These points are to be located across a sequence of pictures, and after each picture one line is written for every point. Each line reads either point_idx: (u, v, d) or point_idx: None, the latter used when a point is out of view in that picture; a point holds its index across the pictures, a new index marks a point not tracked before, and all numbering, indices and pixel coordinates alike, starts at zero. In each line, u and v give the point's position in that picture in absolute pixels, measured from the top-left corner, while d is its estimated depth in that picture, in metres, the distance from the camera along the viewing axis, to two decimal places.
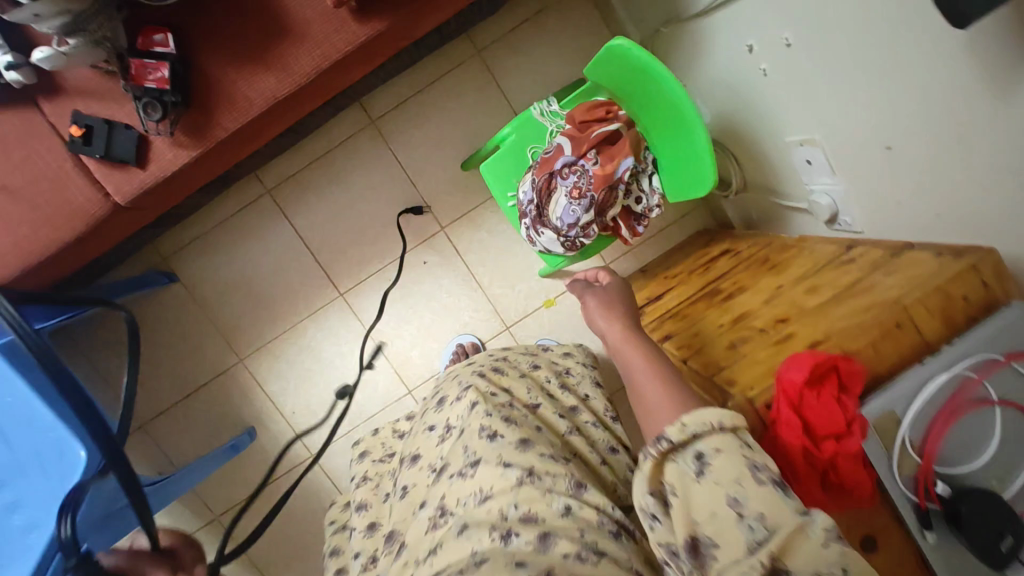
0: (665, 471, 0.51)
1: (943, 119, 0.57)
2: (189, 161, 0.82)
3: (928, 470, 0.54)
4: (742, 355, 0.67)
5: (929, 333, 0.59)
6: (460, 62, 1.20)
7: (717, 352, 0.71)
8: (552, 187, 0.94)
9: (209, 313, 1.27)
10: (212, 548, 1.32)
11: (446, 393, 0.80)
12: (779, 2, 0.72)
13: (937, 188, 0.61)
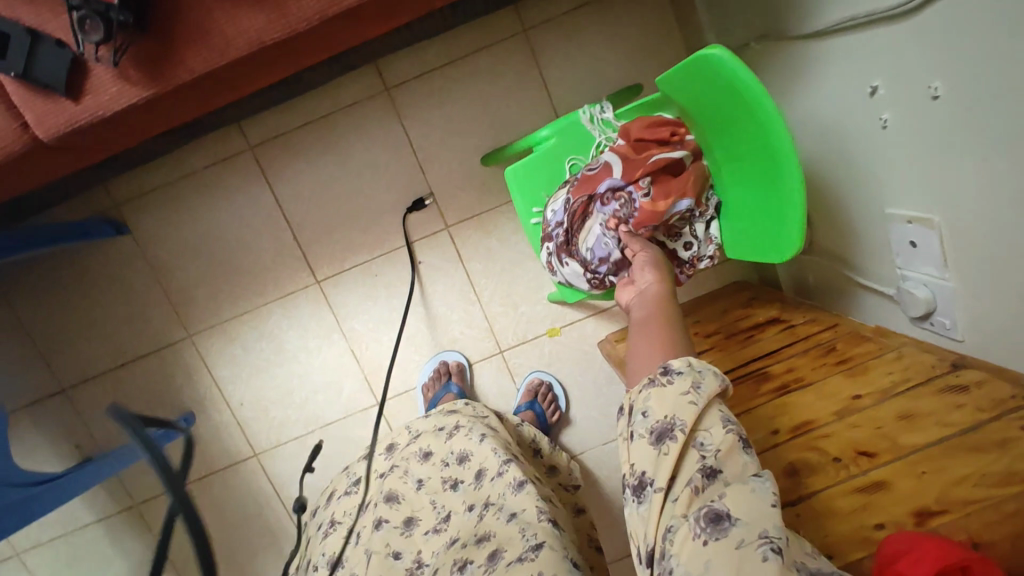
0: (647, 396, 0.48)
1: None
2: (138, 101, 0.65)
3: None
4: (817, 488, 0.53)
5: None
6: (501, 38, 1.01)
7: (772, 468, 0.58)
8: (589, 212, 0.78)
9: (160, 275, 1.09)
10: (125, 535, 1.17)
11: (408, 515, 0.79)
12: (928, 39, 0.55)
13: None
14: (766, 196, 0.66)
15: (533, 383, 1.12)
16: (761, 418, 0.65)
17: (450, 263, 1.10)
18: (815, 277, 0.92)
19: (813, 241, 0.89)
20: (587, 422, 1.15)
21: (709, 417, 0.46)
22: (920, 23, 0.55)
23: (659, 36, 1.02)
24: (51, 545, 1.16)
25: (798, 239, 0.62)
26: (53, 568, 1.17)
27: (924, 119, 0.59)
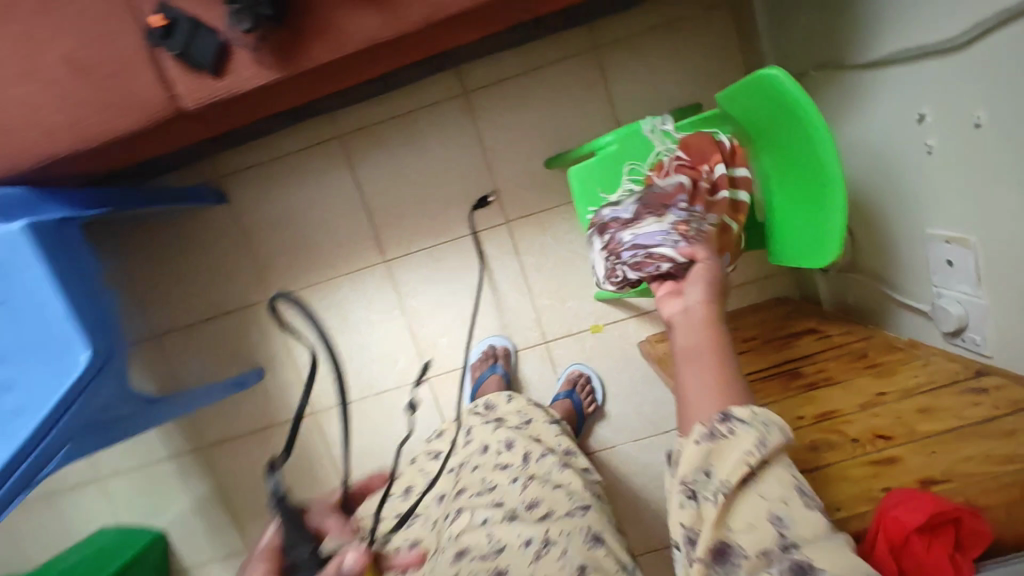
0: (713, 454, 0.53)
1: None
2: (268, 82, 0.75)
3: None
4: (828, 461, 0.59)
5: None
6: (574, 53, 1.10)
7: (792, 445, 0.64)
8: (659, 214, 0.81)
9: (248, 244, 1.21)
10: (192, 473, 1.30)
11: (466, 485, 0.87)
12: (974, 73, 0.60)
13: None
14: (812, 209, 0.72)
15: (573, 375, 1.19)
16: (788, 407, 0.70)
17: (506, 255, 1.19)
18: (854, 295, 0.97)
19: (854, 261, 0.94)
20: (619, 417, 1.22)
21: (768, 476, 0.51)
22: (966, 57, 0.61)
23: (720, 60, 1.09)
24: (129, 475, 1.31)
25: (836, 249, 0.68)
26: (128, 495, 1.31)
27: (968, 146, 0.64)
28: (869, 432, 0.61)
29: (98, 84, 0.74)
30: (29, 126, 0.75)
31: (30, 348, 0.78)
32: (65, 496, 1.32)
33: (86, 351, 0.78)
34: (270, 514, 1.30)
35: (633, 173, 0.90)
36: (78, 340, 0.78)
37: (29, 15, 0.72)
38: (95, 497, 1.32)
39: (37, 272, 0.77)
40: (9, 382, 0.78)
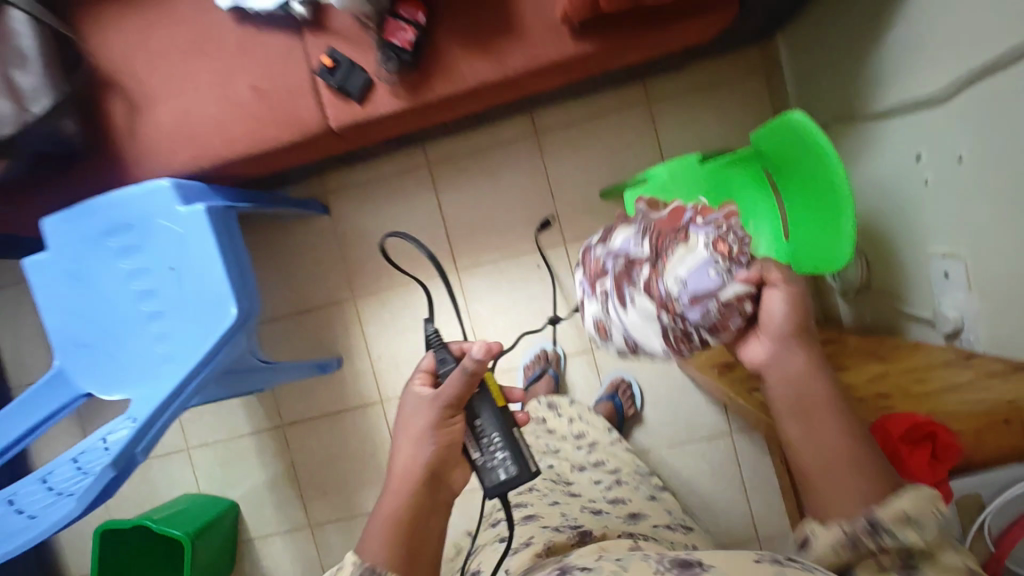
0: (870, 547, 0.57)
1: None
2: (397, 109, 0.96)
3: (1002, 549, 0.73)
4: None
5: None
6: (629, 104, 1.31)
7: None
8: (678, 238, 0.71)
9: (342, 249, 1.41)
10: (270, 450, 1.46)
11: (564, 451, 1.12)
12: (957, 121, 0.77)
13: None
14: (827, 228, 0.89)
15: (615, 380, 1.34)
16: None
17: (563, 271, 1.37)
18: (872, 315, 1.10)
19: (869, 283, 1.08)
20: (656, 422, 1.35)
21: (933, 554, 0.56)
22: (951, 109, 0.78)
23: (754, 113, 1.28)
24: (214, 447, 1.47)
25: (846, 256, 0.83)
26: (211, 465, 1.48)
27: (953, 175, 0.80)
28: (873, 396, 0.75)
29: (272, 106, 0.96)
30: (214, 134, 0.97)
31: (189, 304, 0.97)
32: (156, 464, 1.49)
33: (233, 306, 0.96)
34: (334, 492, 1.45)
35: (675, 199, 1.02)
36: (230, 298, 0.96)
37: (229, 53, 0.95)
38: (181, 466, 1.48)
39: (209, 245, 0.96)
40: (164, 331, 0.98)
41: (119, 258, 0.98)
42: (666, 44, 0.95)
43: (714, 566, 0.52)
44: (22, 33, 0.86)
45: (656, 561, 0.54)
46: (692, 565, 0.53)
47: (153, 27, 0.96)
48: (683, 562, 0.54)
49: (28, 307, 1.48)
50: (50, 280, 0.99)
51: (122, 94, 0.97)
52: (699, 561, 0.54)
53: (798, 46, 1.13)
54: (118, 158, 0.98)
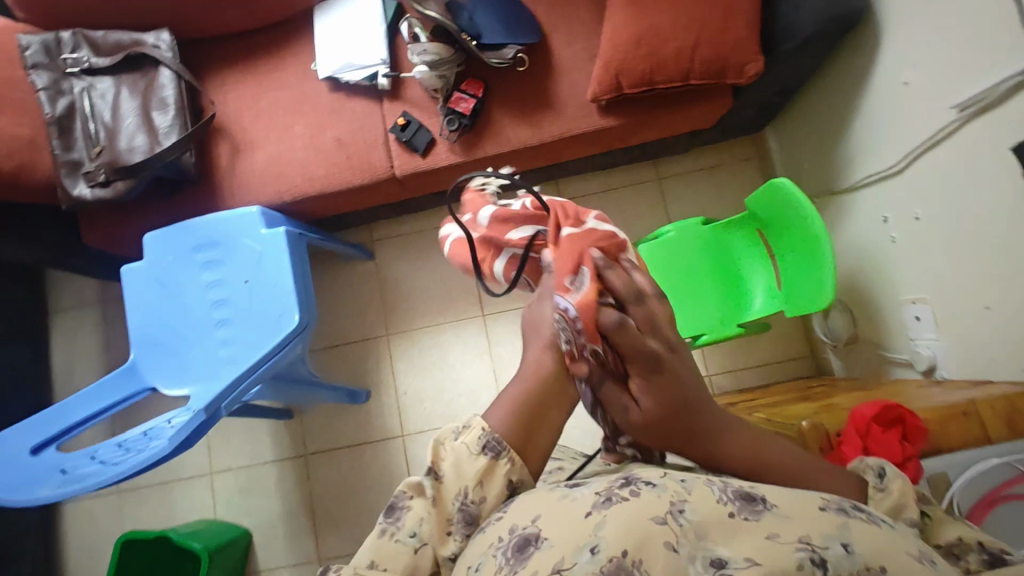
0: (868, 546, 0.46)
1: None
2: (451, 161, 1.16)
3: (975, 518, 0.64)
4: (822, 413, 0.84)
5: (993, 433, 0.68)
6: (643, 179, 1.53)
7: (799, 413, 0.90)
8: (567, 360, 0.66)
9: (382, 292, 1.56)
10: (290, 479, 1.51)
11: None
12: (913, 188, 0.96)
13: None
14: (810, 275, 1.04)
15: None
16: (801, 407, 0.96)
17: None
18: (860, 366, 1.22)
19: (856, 336, 1.21)
20: None
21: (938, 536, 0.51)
22: (906, 178, 0.97)
23: (750, 193, 1.48)
24: (236, 472, 1.52)
25: (827, 297, 0.99)
26: (230, 491, 1.51)
27: (915, 230, 0.97)
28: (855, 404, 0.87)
29: (350, 154, 1.16)
30: (298, 172, 1.16)
31: (258, 312, 1.10)
32: (178, 486, 1.53)
33: (297, 314, 1.08)
34: (346, 525, 1.47)
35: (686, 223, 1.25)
36: (295, 307, 1.09)
37: (322, 112, 1.18)
38: (202, 490, 1.52)
39: (284, 262, 1.10)
40: (230, 337, 1.10)
41: (202, 269, 1.13)
42: (674, 125, 1.16)
43: (778, 506, 0.44)
44: (167, 85, 1.09)
45: (719, 488, 0.46)
46: (755, 500, 0.44)
47: (263, 89, 1.19)
48: (747, 492, 0.45)
49: (85, 328, 1.60)
50: (140, 284, 1.13)
51: (229, 139, 1.18)
52: (764, 495, 0.45)
53: (783, 138, 1.36)
54: (217, 188, 1.17)
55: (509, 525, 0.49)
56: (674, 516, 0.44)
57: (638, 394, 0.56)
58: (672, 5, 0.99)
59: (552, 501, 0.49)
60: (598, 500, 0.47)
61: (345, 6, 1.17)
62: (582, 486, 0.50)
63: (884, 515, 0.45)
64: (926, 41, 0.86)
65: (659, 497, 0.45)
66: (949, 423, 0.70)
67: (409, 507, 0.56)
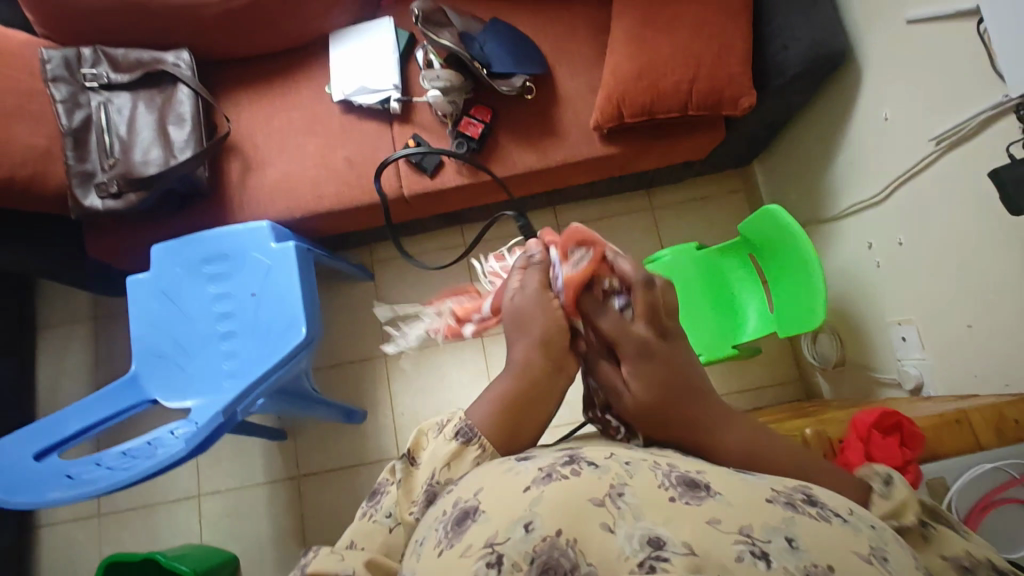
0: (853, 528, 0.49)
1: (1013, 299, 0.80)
2: (458, 182, 1.19)
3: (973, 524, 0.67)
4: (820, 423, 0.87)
5: (984, 440, 0.71)
6: (638, 207, 1.58)
7: (798, 425, 0.92)
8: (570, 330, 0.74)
9: (381, 312, 1.57)
10: (281, 502, 1.47)
11: None
12: (895, 216, 1.02)
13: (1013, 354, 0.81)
14: (801, 296, 1.09)
15: None
16: (797, 422, 0.99)
17: None
18: (850, 388, 1.26)
19: (845, 359, 1.26)
20: None
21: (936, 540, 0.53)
22: (888, 206, 1.03)
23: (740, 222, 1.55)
24: (225, 494, 1.49)
25: (819, 317, 1.03)
26: (218, 514, 1.47)
27: (898, 254, 1.03)
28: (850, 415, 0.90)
29: (360, 174, 1.20)
30: (308, 190, 1.19)
31: (263, 324, 1.11)
32: (163, 509, 1.49)
33: (303, 328, 1.08)
34: None
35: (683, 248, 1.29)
36: (301, 320, 1.09)
37: (333, 133, 1.21)
38: (188, 513, 1.48)
39: (292, 275, 1.12)
40: (234, 350, 1.10)
41: (208, 282, 1.14)
42: (670, 153, 1.22)
43: (721, 493, 0.47)
44: (184, 102, 1.13)
45: (662, 474, 0.50)
46: (698, 485, 0.49)
47: (276, 110, 1.23)
48: (690, 481, 0.49)
49: (75, 344, 1.57)
50: (144, 295, 1.13)
51: (240, 156, 1.21)
52: (708, 484, 0.49)
53: (771, 171, 1.43)
54: (227, 203, 1.19)
55: (454, 498, 0.54)
56: (612, 498, 0.47)
57: (629, 377, 0.66)
58: (671, 42, 1.06)
59: (494, 476, 0.53)
60: (539, 476, 0.50)
61: (359, 35, 1.23)
62: (528, 461, 0.54)
63: (836, 506, 0.48)
64: (905, 82, 0.94)
65: (600, 479, 0.49)
66: (942, 430, 0.73)
67: (389, 491, 0.62)
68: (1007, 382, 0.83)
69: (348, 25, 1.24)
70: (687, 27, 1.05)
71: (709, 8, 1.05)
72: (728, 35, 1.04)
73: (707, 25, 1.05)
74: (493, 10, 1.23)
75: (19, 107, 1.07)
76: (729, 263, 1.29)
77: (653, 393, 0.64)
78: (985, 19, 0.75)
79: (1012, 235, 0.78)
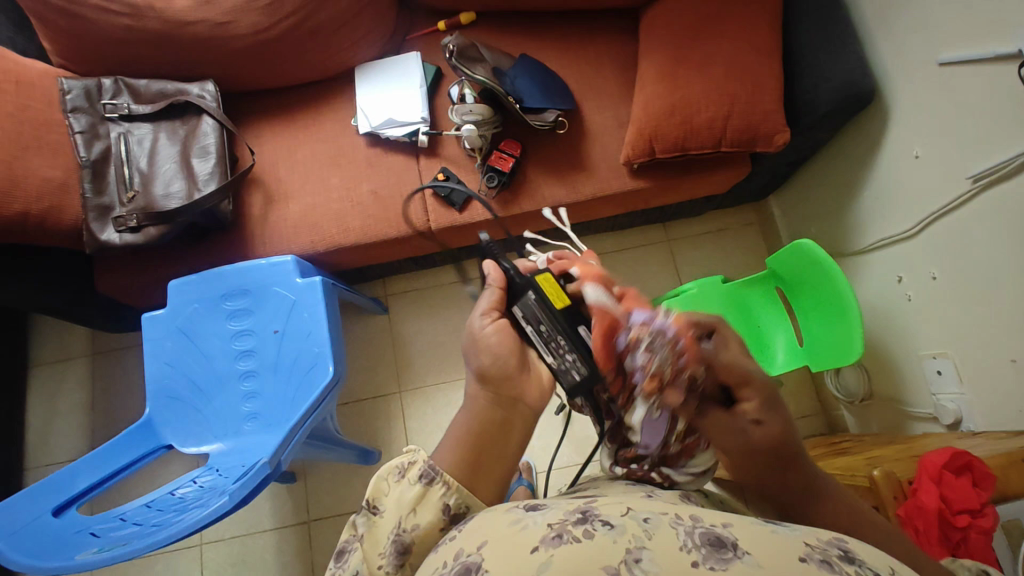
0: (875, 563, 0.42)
1: None
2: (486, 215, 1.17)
3: None
4: (876, 461, 0.86)
5: None
6: (654, 240, 1.57)
7: (845, 464, 0.91)
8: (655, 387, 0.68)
9: (396, 347, 1.53)
10: (290, 550, 1.39)
11: None
12: (928, 251, 1.03)
13: None
14: (835, 327, 1.09)
15: None
16: (840, 459, 0.97)
17: None
18: (878, 422, 1.25)
19: (872, 393, 1.25)
20: None
21: None
22: (919, 241, 1.05)
23: (756, 255, 1.55)
24: (230, 542, 1.40)
25: (857, 351, 1.02)
26: (221, 564, 1.38)
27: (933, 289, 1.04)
28: (900, 452, 0.88)
29: (386, 207, 1.17)
30: (333, 223, 1.16)
31: (289, 363, 1.06)
32: (161, 559, 1.39)
33: (331, 366, 1.03)
34: None
35: (709, 282, 1.28)
36: (329, 357, 1.04)
37: (359, 165, 1.19)
38: (190, 564, 1.38)
39: (319, 310, 1.07)
40: (256, 391, 1.05)
41: (228, 319, 1.09)
42: (698, 187, 1.23)
43: (751, 554, 0.41)
44: (209, 134, 1.10)
45: (684, 532, 0.44)
46: (725, 545, 0.42)
47: (300, 143, 1.21)
48: (716, 539, 0.43)
49: (70, 384, 1.49)
50: (160, 333, 1.07)
51: (262, 189, 1.18)
52: (736, 541, 0.42)
53: (787, 204, 1.45)
54: (248, 237, 1.16)
55: (455, 550, 0.48)
56: (628, 566, 0.41)
57: (756, 415, 0.66)
58: (703, 79, 1.07)
59: (501, 529, 0.47)
60: (548, 536, 0.44)
61: (386, 69, 1.22)
62: (536, 513, 0.48)
63: (878, 566, 0.41)
64: (937, 121, 0.96)
65: (615, 543, 0.43)
66: (1012, 470, 0.71)
67: (356, 549, 0.56)
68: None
69: (375, 59, 1.24)
70: (719, 66, 1.07)
71: (740, 47, 1.07)
72: (759, 74, 1.07)
73: (738, 64, 1.07)
74: (520, 46, 1.24)
75: (37, 138, 1.03)
76: (755, 296, 1.28)
77: (780, 433, 0.65)
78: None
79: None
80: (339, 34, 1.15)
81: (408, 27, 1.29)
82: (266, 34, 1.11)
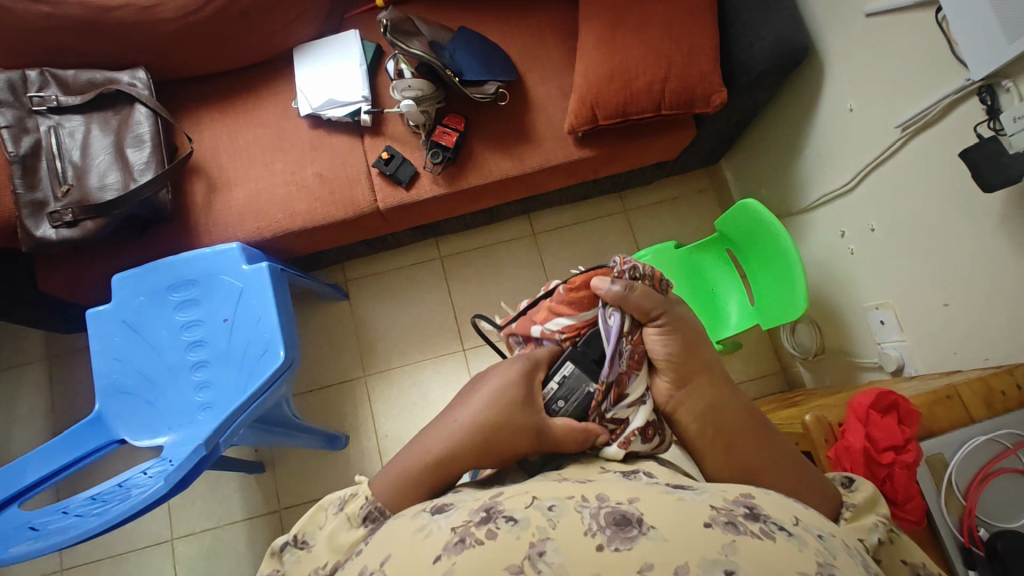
0: (779, 510, 0.46)
1: (991, 275, 0.82)
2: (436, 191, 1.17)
3: (971, 515, 0.65)
4: (813, 410, 0.88)
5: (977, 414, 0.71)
6: (610, 211, 1.58)
7: (783, 416, 0.93)
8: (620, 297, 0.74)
9: (359, 331, 1.53)
10: (263, 538, 1.39)
11: None
12: (864, 204, 1.05)
13: (992, 325, 0.83)
14: (782, 280, 1.10)
15: None
16: (784, 411, 0.99)
17: None
18: (831, 375, 1.28)
19: (824, 347, 1.27)
20: None
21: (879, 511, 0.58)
22: (858, 193, 1.06)
23: (711, 220, 1.56)
24: (202, 536, 1.39)
25: (803, 302, 1.03)
26: (194, 558, 1.38)
27: (872, 241, 1.06)
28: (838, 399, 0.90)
29: (331, 189, 1.16)
30: (278, 208, 1.14)
31: (239, 351, 1.05)
32: (132, 558, 1.38)
33: (282, 350, 1.02)
34: None
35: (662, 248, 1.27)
36: (279, 342, 1.03)
37: (302, 149, 1.18)
38: (161, 560, 1.38)
39: (268, 296, 1.06)
40: (207, 381, 1.04)
41: (176, 310, 1.07)
42: (645, 153, 1.23)
43: (656, 528, 0.42)
44: (143, 122, 1.08)
45: (590, 515, 0.45)
46: (630, 523, 0.44)
47: (239, 130, 1.19)
48: (622, 518, 0.44)
49: (27, 388, 1.46)
50: (106, 329, 1.06)
51: (203, 179, 1.16)
52: (641, 517, 0.44)
53: (738, 168, 1.46)
54: (192, 227, 1.14)
55: (359, 567, 0.47)
56: (531, 562, 0.42)
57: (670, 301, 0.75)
58: (641, 43, 1.07)
59: (403, 538, 0.47)
60: (451, 541, 0.45)
61: (324, 49, 1.20)
62: (441, 517, 0.49)
63: (781, 519, 0.45)
64: (868, 74, 0.97)
65: (518, 539, 0.43)
66: (936, 406, 0.73)
67: None
68: (987, 356, 0.85)
69: (313, 40, 1.22)
70: (656, 29, 1.07)
71: (675, 11, 1.07)
72: (695, 35, 1.07)
73: (674, 25, 1.07)
74: (460, 21, 1.22)
75: None
76: (707, 258, 1.30)
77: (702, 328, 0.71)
78: (943, 7, 0.78)
79: (988, 214, 0.80)
80: (271, 15, 1.13)
81: (346, 5, 1.27)
82: (194, 17, 1.08)
